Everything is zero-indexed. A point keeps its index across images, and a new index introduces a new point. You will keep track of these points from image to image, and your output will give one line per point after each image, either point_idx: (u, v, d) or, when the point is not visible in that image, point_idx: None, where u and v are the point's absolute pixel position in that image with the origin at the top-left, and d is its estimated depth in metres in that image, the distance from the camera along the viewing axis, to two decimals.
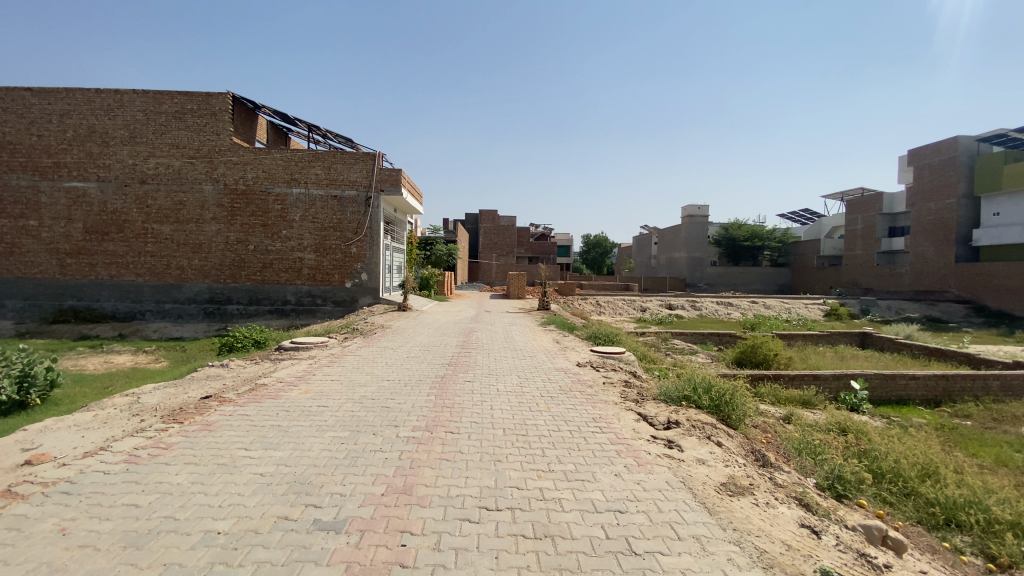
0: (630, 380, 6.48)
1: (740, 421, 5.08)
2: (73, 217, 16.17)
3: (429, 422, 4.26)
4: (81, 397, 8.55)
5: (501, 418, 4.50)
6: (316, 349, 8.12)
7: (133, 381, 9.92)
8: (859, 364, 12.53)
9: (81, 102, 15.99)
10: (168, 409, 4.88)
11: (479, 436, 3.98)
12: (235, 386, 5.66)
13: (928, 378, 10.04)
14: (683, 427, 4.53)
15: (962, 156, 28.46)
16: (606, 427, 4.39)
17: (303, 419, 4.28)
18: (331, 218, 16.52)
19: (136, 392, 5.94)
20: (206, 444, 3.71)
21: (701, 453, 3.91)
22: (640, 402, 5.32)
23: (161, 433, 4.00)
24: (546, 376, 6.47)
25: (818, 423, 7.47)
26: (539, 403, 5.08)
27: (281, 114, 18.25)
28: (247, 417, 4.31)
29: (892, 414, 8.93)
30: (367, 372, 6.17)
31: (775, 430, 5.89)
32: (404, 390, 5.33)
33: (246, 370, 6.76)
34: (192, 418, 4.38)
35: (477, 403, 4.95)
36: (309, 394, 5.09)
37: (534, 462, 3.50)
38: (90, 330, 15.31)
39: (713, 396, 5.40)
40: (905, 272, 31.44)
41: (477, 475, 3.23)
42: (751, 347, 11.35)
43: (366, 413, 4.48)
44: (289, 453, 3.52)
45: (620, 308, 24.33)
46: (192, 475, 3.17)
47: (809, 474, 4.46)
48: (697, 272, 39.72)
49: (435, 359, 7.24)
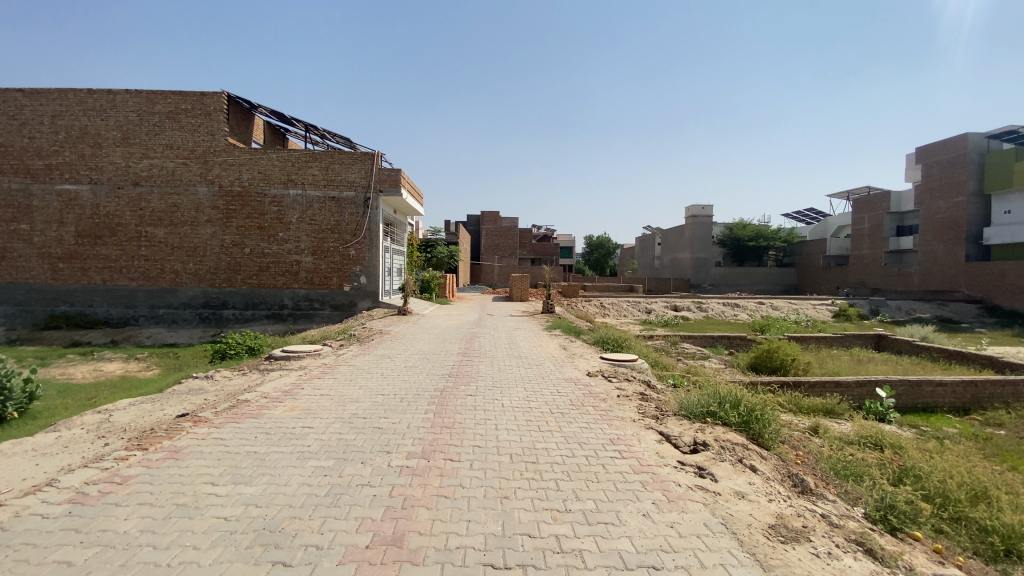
0: (646, 392, 5.94)
1: (774, 441, 4.54)
2: (65, 220, 15.74)
3: (427, 447, 3.76)
4: (62, 409, 8.07)
5: (507, 441, 3.98)
6: (309, 359, 7.64)
7: (120, 391, 9.43)
8: (877, 368, 12.01)
9: (74, 103, 15.58)
10: (136, 431, 4.37)
11: (483, 464, 3.48)
12: (216, 401, 5.17)
13: (957, 385, 9.50)
14: (712, 449, 4.02)
15: (971, 153, 27.86)
16: (627, 451, 3.87)
17: (285, 444, 3.78)
18: (329, 220, 16.07)
19: (109, 409, 5.46)
20: (168, 477, 3.22)
21: (738, 483, 3.41)
22: (661, 419, 4.80)
23: (120, 462, 3.50)
24: (555, 388, 5.94)
25: (846, 436, 6.97)
26: (549, 421, 4.56)
27: (278, 113, 17.82)
28: (222, 441, 3.83)
29: (921, 423, 8.42)
30: (360, 386, 5.66)
31: (808, 447, 5.37)
32: (400, 406, 4.83)
33: (232, 382, 6.28)
34: (159, 443, 3.88)
35: (480, 422, 4.43)
36: (294, 413, 4.59)
37: (548, 499, 3.00)
38: (82, 336, 14.90)
39: (741, 411, 4.87)
40: (914, 271, 30.83)
41: (480, 517, 2.73)
42: (766, 351, 10.82)
43: (356, 436, 3.98)
44: (263, 490, 3.02)
45: (624, 310, 23.85)
46: (143, 521, 2.68)
47: (855, 503, 3.98)
48: (702, 273, 38.65)
49: (434, 369, 6.74)
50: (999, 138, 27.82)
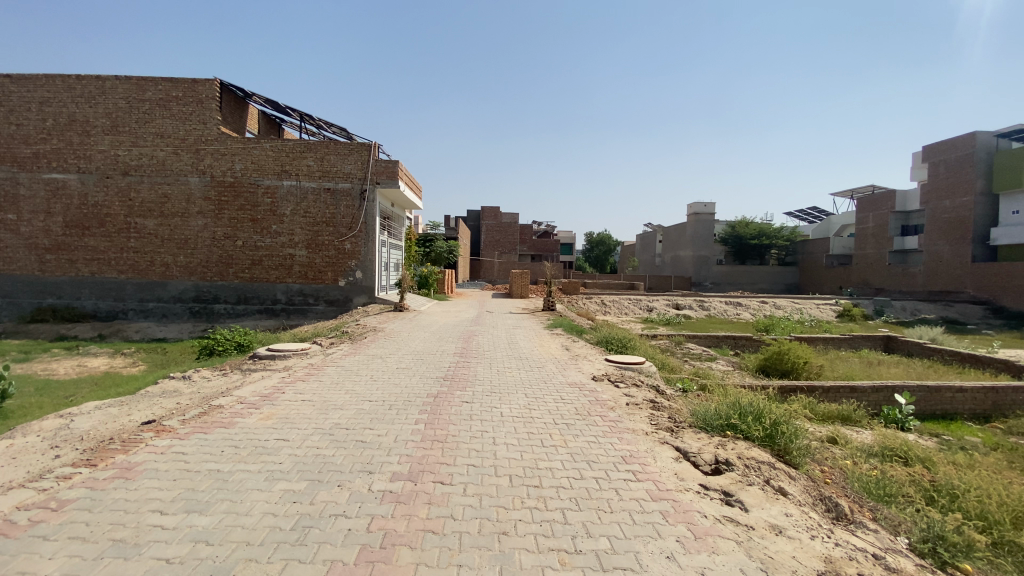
0: (656, 399, 5.48)
1: (802, 457, 4.09)
2: (52, 211, 15.25)
3: (415, 466, 3.30)
4: (35, 408, 7.60)
5: (506, 459, 3.53)
6: (296, 358, 7.19)
7: (99, 389, 8.99)
8: (888, 371, 11.59)
9: (62, 89, 15.04)
10: (93, 441, 3.92)
11: (478, 489, 3.02)
12: (187, 407, 4.70)
13: (977, 391, 9.07)
14: (737, 470, 3.56)
15: (980, 152, 27.41)
16: (642, 472, 3.41)
17: (253, 462, 3.31)
18: (324, 212, 15.59)
19: (72, 413, 4.99)
20: (113, 503, 2.76)
21: (773, 515, 2.94)
22: (676, 433, 4.34)
23: (61, 483, 3.04)
24: (558, 394, 5.48)
25: (868, 446, 6.54)
26: (552, 435, 4.09)
27: (274, 103, 17.33)
28: (183, 457, 3.37)
29: (942, 431, 7.99)
30: (346, 391, 5.18)
31: (833, 462, 4.92)
32: (388, 416, 4.36)
33: (211, 384, 5.83)
34: (111, 458, 3.41)
35: (477, 435, 3.97)
36: (272, 422, 4.14)
37: (553, 537, 2.54)
38: (68, 330, 14.42)
39: (765, 424, 4.40)
40: (919, 271, 30.40)
41: (474, 562, 2.28)
42: (776, 353, 10.37)
43: (335, 452, 3.52)
44: (219, 521, 2.57)
45: (626, 308, 23.42)
46: (68, 562, 2.22)
47: (898, 533, 3.53)
48: (703, 271, 38.13)
49: (428, 372, 6.28)
50: (1007, 137, 27.36)
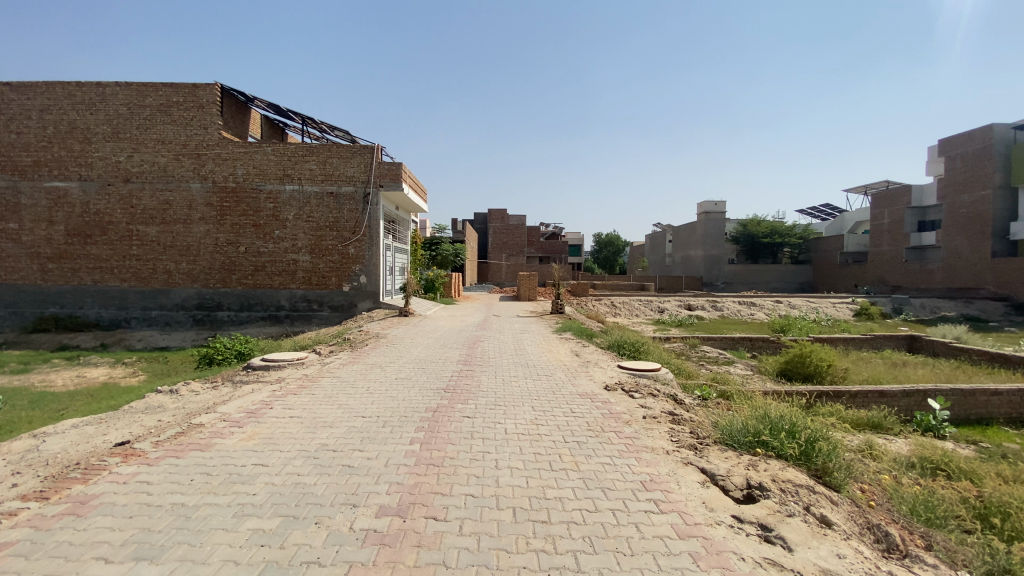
0: (676, 410, 5.05)
1: (843, 477, 3.64)
2: (54, 219, 15.12)
3: (405, 498, 2.90)
4: (24, 423, 7.28)
5: (510, 486, 3.11)
6: (291, 368, 6.84)
7: (93, 401, 8.68)
8: (914, 373, 11.02)
9: (62, 96, 14.91)
10: (58, 467, 3.57)
11: (476, 526, 2.61)
12: (165, 426, 4.33)
13: (1015, 394, 8.51)
14: (773, 497, 3.12)
15: (997, 145, 26.58)
16: (665, 502, 2.98)
17: (223, 493, 2.94)
18: (327, 216, 15.32)
19: (45, 433, 4.63)
20: (54, 548, 2.38)
21: (822, 556, 2.51)
22: (701, 451, 3.91)
23: (3, 521, 2.66)
24: (568, 407, 5.06)
25: (904, 456, 6.05)
26: (562, 456, 3.67)
27: (276, 107, 17.14)
28: (146, 488, 2.99)
29: (980, 438, 7.46)
30: (339, 406, 4.80)
31: (873, 479, 4.43)
32: (381, 435, 3.97)
33: (198, 399, 5.47)
34: (66, 490, 3.03)
35: (477, 458, 3.56)
36: (254, 444, 3.76)
37: None
38: (70, 339, 14.26)
39: (800, 441, 3.93)
40: (937, 268, 29.56)
41: None
42: (798, 356, 9.87)
43: (318, 480, 3.12)
44: (170, 572, 2.19)
45: (636, 309, 22.93)
46: None
47: (959, 566, 3.06)
48: (714, 271, 37.39)
49: (429, 383, 5.88)
50: None
